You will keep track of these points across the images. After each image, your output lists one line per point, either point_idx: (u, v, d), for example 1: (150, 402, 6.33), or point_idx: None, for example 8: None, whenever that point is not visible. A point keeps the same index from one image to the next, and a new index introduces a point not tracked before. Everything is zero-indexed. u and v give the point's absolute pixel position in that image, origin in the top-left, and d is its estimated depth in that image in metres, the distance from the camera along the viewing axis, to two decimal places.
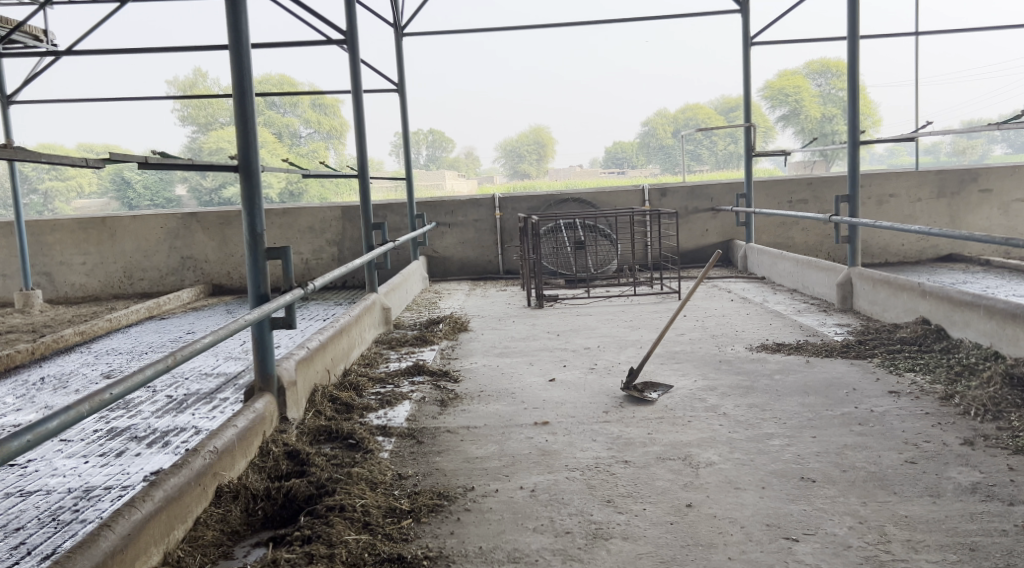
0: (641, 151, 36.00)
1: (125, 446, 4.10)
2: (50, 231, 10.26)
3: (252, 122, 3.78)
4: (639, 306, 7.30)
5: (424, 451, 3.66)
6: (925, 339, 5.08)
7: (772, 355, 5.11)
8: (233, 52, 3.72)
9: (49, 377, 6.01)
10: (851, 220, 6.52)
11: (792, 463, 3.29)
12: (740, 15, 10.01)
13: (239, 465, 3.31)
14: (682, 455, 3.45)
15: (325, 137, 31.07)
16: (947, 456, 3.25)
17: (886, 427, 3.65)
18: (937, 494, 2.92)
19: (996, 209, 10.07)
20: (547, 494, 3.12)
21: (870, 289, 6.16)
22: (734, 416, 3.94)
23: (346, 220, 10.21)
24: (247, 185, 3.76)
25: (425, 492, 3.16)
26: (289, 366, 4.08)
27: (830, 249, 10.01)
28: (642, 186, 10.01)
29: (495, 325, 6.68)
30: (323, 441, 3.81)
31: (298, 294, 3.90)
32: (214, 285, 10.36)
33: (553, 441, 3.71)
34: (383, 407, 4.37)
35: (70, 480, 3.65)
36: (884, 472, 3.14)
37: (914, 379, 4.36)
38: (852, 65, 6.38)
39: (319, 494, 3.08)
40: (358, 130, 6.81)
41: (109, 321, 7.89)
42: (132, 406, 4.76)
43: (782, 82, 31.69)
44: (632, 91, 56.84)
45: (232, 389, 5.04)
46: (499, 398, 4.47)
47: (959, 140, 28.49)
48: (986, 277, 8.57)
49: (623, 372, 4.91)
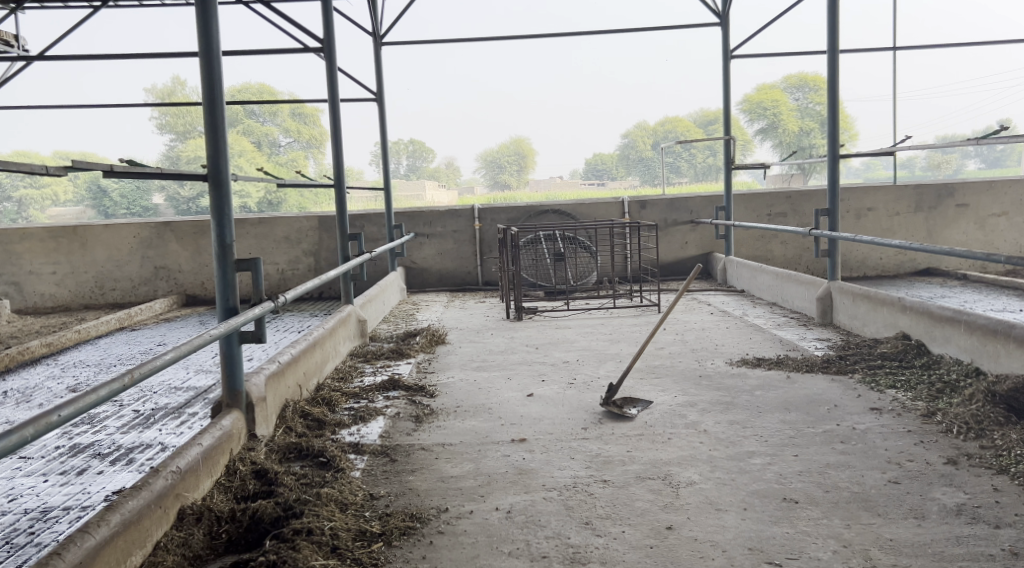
0: (621, 163, 36.13)
1: (87, 464, 3.95)
2: (19, 240, 10.03)
3: (222, 130, 3.65)
4: (619, 318, 7.22)
5: (397, 470, 3.55)
6: (905, 355, 5.04)
7: (752, 370, 5.06)
8: (202, 58, 3.61)
9: (12, 390, 5.83)
10: (831, 234, 6.47)
11: (775, 483, 3.21)
12: (721, 27, 10.01)
13: (203, 485, 3.19)
14: (661, 474, 3.37)
15: (305, 146, 30.80)
16: (931, 476, 3.19)
17: (869, 445, 3.59)
18: (922, 516, 2.85)
19: (972, 223, 10.12)
20: (523, 516, 3.02)
21: (850, 303, 6.13)
22: (715, 433, 3.86)
23: (323, 230, 10.08)
24: (217, 196, 3.66)
25: (398, 514, 3.05)
26: (258, 382, 3.95)
27: (808, 262, 10.02)
28: (622, 198, 9.98)
29: (473, 338, 6.59)
30: (293, 458, 3.70)
31: (268, 307, 3.77)
32: (188, 295, 10.18)
33: (531, 459, 3.61)
34: (356, 423, 4.25)
35: (27, 500, 3.49)
36: (867, 492, 3.08)
37: (895, 395, 4.31)
38: (832, 80, 6.37)
39: (287, 515, 2.95)
40: (334, 138, 6.67)
41: (78, 332, 7.70)
42: (97, 422, 4.62)
43: (760, 95, 32.06)
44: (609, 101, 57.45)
45: (201, 404, 4.91)
46: (476, 414, 4.36)
47: (934, 154, 28.57)
48: (964, 292, 8.58)
49: (601, 387, 4.82)
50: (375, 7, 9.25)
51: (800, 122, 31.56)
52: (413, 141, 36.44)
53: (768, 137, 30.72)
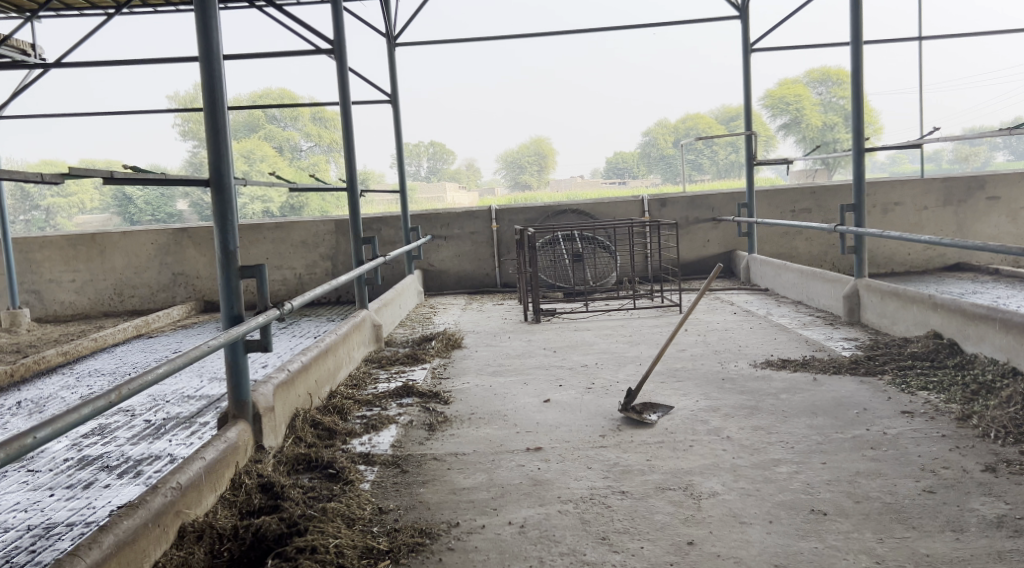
0: (642, 162, 36.07)
1: (94, 477, 3.87)
2: (38, 248, 10.05)
3: (225, 134, 3.56)
4: (639, 320, 7.06)
5: (408, 482, 3.43)
6: (937, 354, 4.84)
7: (776, 372, 4.88)
8: (203, 61, 3.51)
9: (26, 401, 5.77)
10: (856, 229, 6.24)
11: (802, 494, 3.05)
12: (740, 20, 9.76)
13: (206, 500, 3.08)
14: (683, 484, 3.22)
15: (326, 150, 30.40)
16: (968, 485, 3.02)
17: (901, 451, 3.41)
18: (960, 529, 2.68)
19: (1003, 216, 9.84)
20: (536, 531, 2.89)
21: (878, 301, 5.93)
22: (738, 440, 3.70)
23: (339, 234, 10.01)
24: (220, 200, 3.54)
25: (406, 529, 2.93)
26: (265, 391, 3.84)
27: (834, 259, 9.78)
28: (642, 196, 9.84)
29: (490, 342, 6.45)
30: (302, 470, 3.59)
31: (273, 314, 3.66)
32: (205, 301, 10.13)
33: (546, 470, 3.48)
34: (368, 432, 4.14)
35: (31, 516, 3.41)
36: (900, 503, 2.90)
37: (927, 398, 4.12)
38: (855, 73, 6.16)
39: (291, 532, 2.85)
40: (345, 138, 6.54)
41: (95, 340, 7.68)
42: (107, 433, 4.55)
43: (782, 89, 32.24)
44: (624, 91, 57.44)
45: (213, 413, 4.82)
46: (491, 422, 4.23)
47: (960, 146, 29.23)
48: (997, 288, 8.32)
49: (621, 392, 4.69)
50: (387, 7, 9.14)
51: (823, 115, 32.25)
52: (433, 142, 36.24)
53: (791, 132, 31.47)
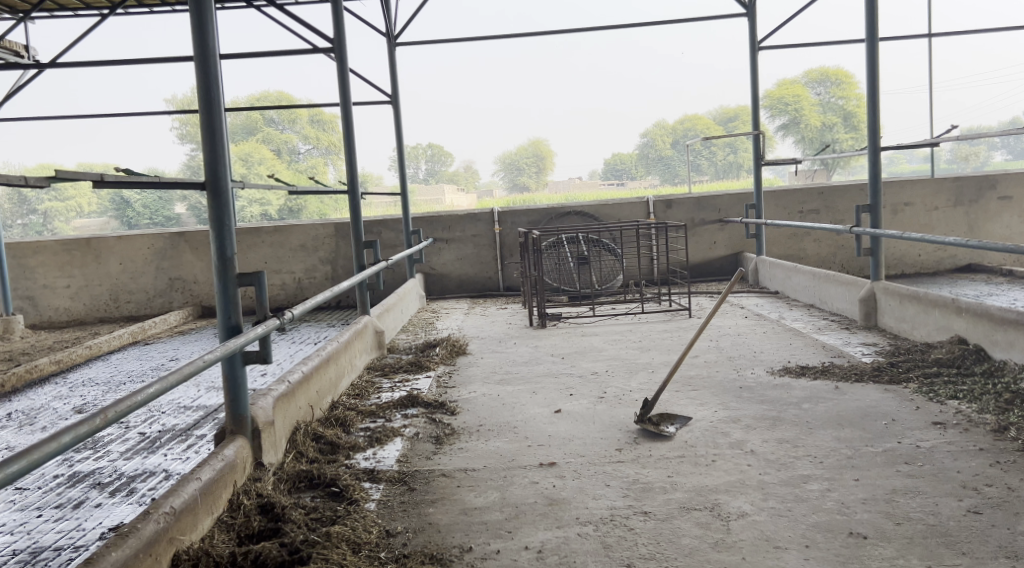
0: (640, 163, 35.70)
1: (85, 495, 3.67)
2: (32, 253, 9.85)
3: (221, 138, 3.35)
4: (649, 325, 6.85)
5: (416, 501, 3.24)
6: (963, 360, 4.65)
7: (796, 380, 4.69)
8: (198, 61, 3.31)
9: (17, 412, 5.58)
10: (872, 230, 6.02)
11: (837, 514, 2.87)
12: (748, 18, 9.52)
13: (203, 524, 2.89)
14: (709, 504, 3.03)
15: (325, 153, 29.73)
16: (1014, 505, 2.83)
17: (938, 466, 3.23)
18: (1014, 555, 2.50)
19: (1016, 216, 9.67)
20: (555, 556, 2.70)
21: (896, 305, 5.75)
22: (764, 454, 3.51)
23: (339, 237, 9.81)
24: (217, 207, 3.35)
25: (415, 555, 2.75)
26: (265, 405, 3.65)
27: (843, 261, 9.61)
28: (648, 198, 9.64)
29: (495, 348, 6.26)
30: (303, 488, 3.40)
31: (273, 324, 3.47)
32: (202, 306, 9.93)
33: (562, 488, 3.28)
34: (372, 446, 3.95)
35: (17, 539, 3.21)
36: (944, 525, 2.72)
37: (958, 408, 3.94)
38: (871, 69, 5.94)
39: (292, 561, 2.69)
40: (345, 138, 6.29)
41: (89, 348, 7.47)
42: (101, 446, 4.35)
43: (781, 90, 32.06)
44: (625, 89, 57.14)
45: (210, 425, 4.62)
46: (500, 435, 4.04)
47: (960, 145, 29.27)
48: (1011, 290, 8.15)
49: (635, 402, 4.48)
50: (387, 5, 8.91)
51: (822, 116, 32.27)
52: (432, 145, 35.77)
53: (791, 132, 31.35)
